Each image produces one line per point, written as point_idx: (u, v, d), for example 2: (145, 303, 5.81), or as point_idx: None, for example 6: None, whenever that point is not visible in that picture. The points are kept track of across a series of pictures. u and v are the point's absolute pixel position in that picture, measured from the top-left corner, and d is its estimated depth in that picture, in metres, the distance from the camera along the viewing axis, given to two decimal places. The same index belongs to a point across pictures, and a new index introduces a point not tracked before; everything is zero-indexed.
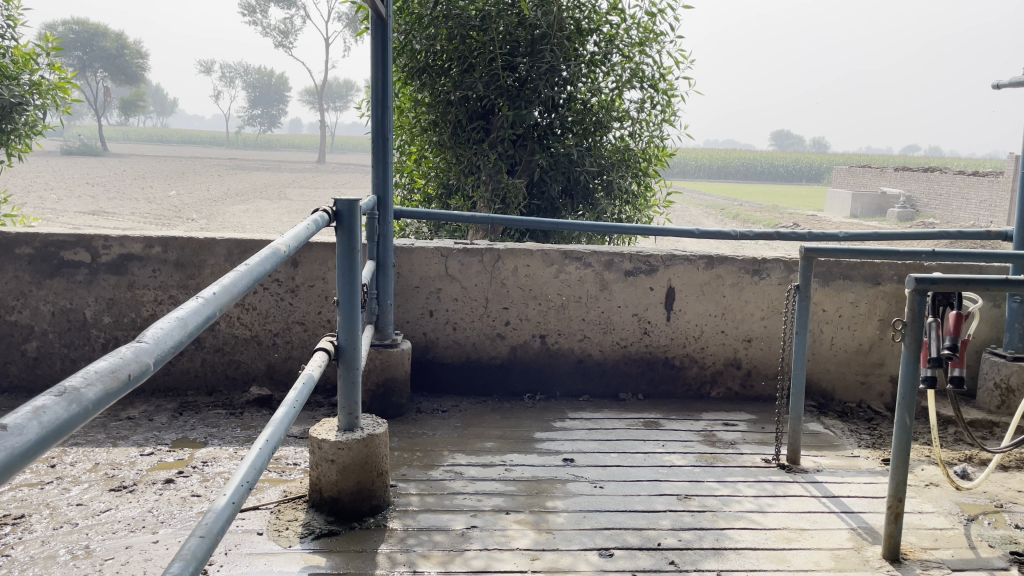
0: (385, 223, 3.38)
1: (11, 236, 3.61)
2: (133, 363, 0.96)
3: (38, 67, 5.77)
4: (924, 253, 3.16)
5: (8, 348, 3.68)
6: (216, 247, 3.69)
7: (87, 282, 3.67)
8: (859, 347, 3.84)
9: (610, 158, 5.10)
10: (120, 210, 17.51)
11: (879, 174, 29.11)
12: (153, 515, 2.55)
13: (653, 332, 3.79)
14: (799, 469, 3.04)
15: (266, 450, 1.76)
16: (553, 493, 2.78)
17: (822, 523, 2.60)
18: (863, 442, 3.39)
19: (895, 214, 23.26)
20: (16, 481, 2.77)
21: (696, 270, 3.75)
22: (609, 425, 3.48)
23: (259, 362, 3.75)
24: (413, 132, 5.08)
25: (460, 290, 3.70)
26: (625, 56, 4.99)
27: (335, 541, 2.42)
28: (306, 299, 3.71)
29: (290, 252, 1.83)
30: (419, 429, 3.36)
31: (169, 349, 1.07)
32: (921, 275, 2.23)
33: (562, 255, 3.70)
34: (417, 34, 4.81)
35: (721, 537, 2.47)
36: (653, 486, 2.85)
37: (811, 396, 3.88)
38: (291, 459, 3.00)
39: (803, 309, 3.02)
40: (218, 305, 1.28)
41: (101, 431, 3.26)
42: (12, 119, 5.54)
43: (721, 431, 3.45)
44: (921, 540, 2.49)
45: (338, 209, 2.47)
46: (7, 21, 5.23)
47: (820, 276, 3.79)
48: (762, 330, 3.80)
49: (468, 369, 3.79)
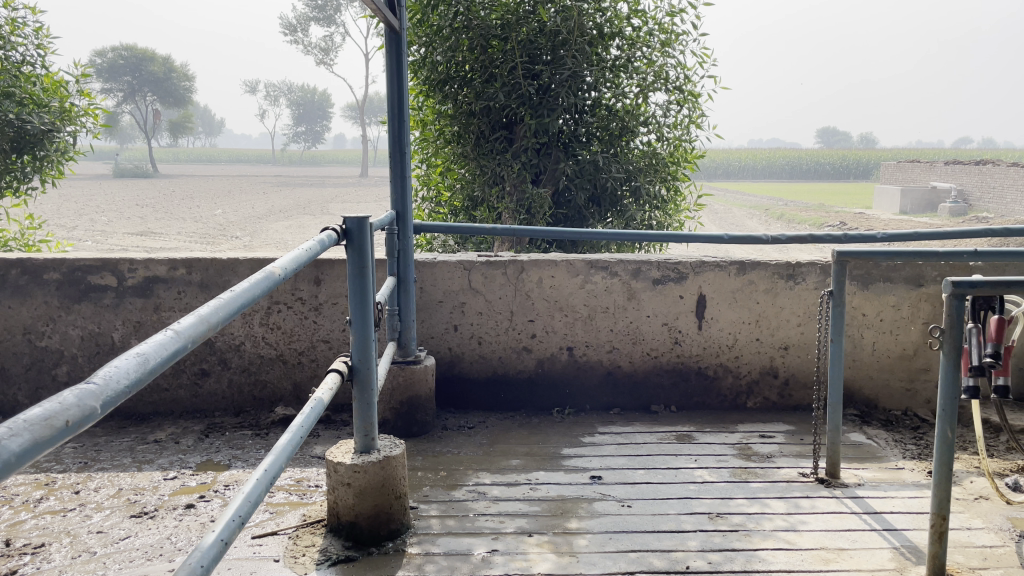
0: (405, 239, 3.32)
1: (38, 262, 3.63)
2: (73, 409, 0.91)
3: (68, 94, 5.89)
4: (967, 253, 2.99)
5: (39, 373, 3.71)
6: (239, 267, 3.68)
7: (113, 306, 3.69)
8: (902, 352, 3.67)
9: (637, 163, 5.00)
10: (166, 229, 17.96)
11: (929, 169, 28.35)
12: (171, 542, 2.52)
13: (684, 341, 3.68)
14: (839, 483, 2.90)
15: (264, 481, 1.68)
16: (578, 513, 2.70)
17: (863, 542, 2.46)
18: (908, 453, 3.22)
19: (947, 210, 22.59)
20: (40, 509, 2.77)
21: (727, 276, 3.62)
22: (639, 439, 3.37)
23: (286, 382, 3.73)
24: (437, 145, 5.04)
25: (484, 304, 3.64)
26: (649, 60, 4.89)
27: (353, 567, 2.36)
28: (330, 316, 3.67)
29: (286, 274, 1.77)
30: (444, 447, 3.30)
31: (122, 390, 1.01)
32: (959, 278, 2.08)
33: (587, 265, 3.61)
34: (437, 46, 4.78)
35: (753, 559, 2.36)
36: (682, 505, 2.75)
37: (853, 404, 3.72)
38: (313, 482, 2.96)
39: (837, 317, 2.88)
40: (190, 338, 1.24)
41: (127, 455, 3.26)
42: (45, 146, 5.66)
43: (757, 444, 3.32)
44: (969, 559, 2.33)
45: (347, 226, 2.41)
46: (37, 48, 5.35)
47: (859, 279, 3.62)
48: (799, 337, 3.66)
49: (495, 383, 3.72)
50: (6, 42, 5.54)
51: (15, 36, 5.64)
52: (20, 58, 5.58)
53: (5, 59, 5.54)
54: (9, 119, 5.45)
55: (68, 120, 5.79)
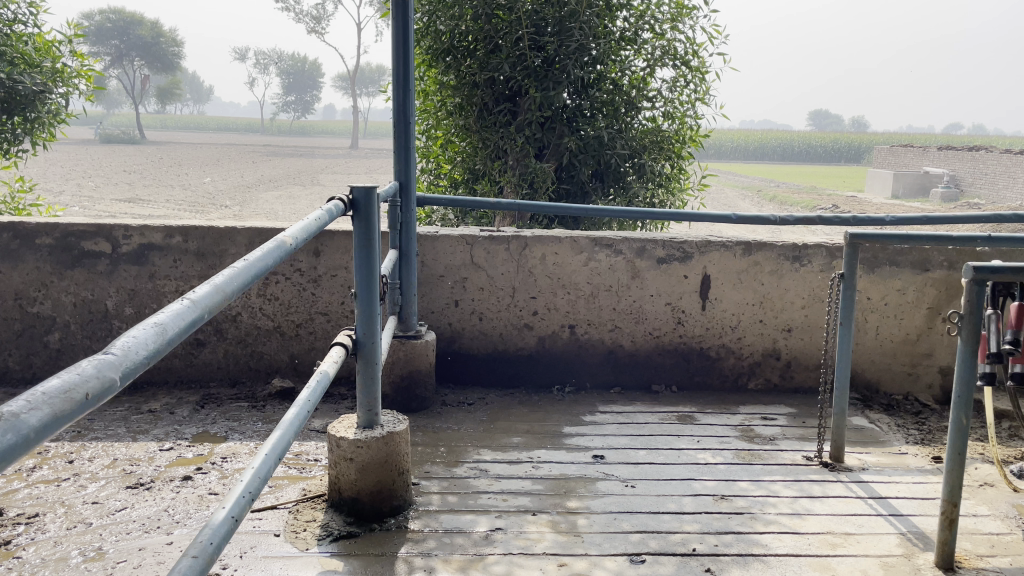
0: (408, 211, 3.26)
1: (31, 227, 3.55)
2: (93, 380, 0.86)
3: (61, 54, 5.78)
4: (979, 239, 2.95)
5: (31, 340, 3.64)
6: (237, 236, 3.60)
7: (107, 273, 3.61)
8: (906, 337, 3.65)
9: (641, 140, 4.95)
10: (155, 197, 17.80)
11: (921, 154, 28.37)
12: (169, 514, 2.48)
13: (687, 322, 3.64)
14: (842, 467, 2.88)
15: (273, 456, 1.63)
16: (581, 492, 2.67)
17: (869, 527, 2.45)
18: (911, 438, 3.21)
19: (939, 195, 22.62)
20: (34, 478, 2.71)
21: (733, 256, 3.58)
22: (641, 419, 3.34)
23: (282, 354, 3.67)
24: (438, 116, 4.98)
25: (486, 279, 3.58)
26: (656, 33, 4.81)
27: (355, 543, 2.32)
28: (328, 289, 3.61)
29: (297, 244, 1.71)
30: (444, 423, 3.26)
31: (141, 362, 0.96)
32: (979, 264, 2.04)
33: (591, 242, 3.56)
34: (441, 14, 4.71)
35: (760, 543, 2.34)
36: (686, 487, 2.73)
37: (854, 388, 3.71)
38: (312, 456, 2.92)
39: (848, 300, 2.85)
40: (207, 307, 1.18)
41: (122, 425, 3.20)
42: (37, 108, 5.55)
43: (759, 426, 3.30)
44: (977, 546, 2.32)
45: (354, 196, 2.34)
46: (29, 7, 5.23)
47: (866, 262, 3.59)
48: (803, 319, 3.63)
49: (496, 360, 3.67)
50: None
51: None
52: (12, 17, 5.45)
53: None
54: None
55: (61, 81, 5.68)
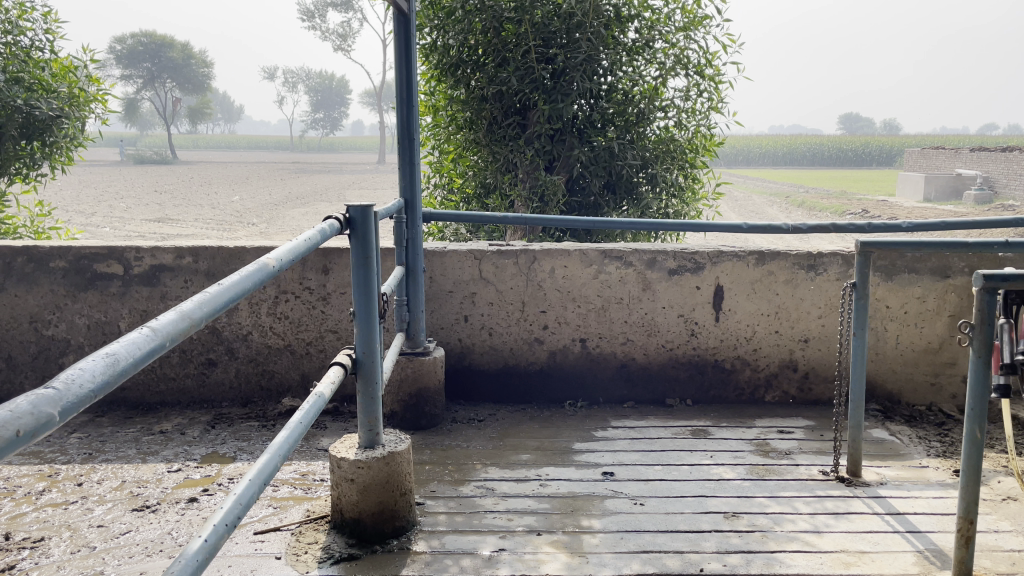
0: (414, 228, 3.23)
1: (44, 250, 3.59)
2: (27, 417, 0.83)
3: (77, 79, 5.86)
4: (998, 245, 2.85)
5: (46, 362, 3.67)
6: (246, 255, 3.61)
7: (120, 294, 3.64)
8: (927, 346, 3.55)
9: (654, 150, 4.90)
10: (183, 215, 18.05)
11: (953, 156, 27.89)
12: (172, 537, 2.47)
13: (700, 334, 3.58)
14: (860, 482, 2.80)
15: (258, 481, 1.60)
16: (589, 511, 2.62)
17: (885, 545, 2.37)
18: (933, 450, 3.11)
19: (973, 197, 22.18)
20: (42, 501, 2.73)
21: (746, 266, 3.52)
22: (653, 434, 3.29)
23: (293, 372, 3.67)
24: (448, 131, 4.98)
25: (495, 294, 3.55)
26: (668, 43, 4.77)
27: (356, 565, 2.29)
28: (338, 306, 3.60)
29: (281, 266, 1.69)
30: (453, 441, 3.23)
31: (86, 394, 0.94)
32: (990, 271, 1.96)
33: (601, 255, 3.51)
34: (449, 29, 4.73)
35: (771, 562, 2.27)
36: (698, 504, 2.67)
37: (875, 399, 3.61)
38: (318, 476, 2.91)
39: (861, 310, 2.77)
40: (169, 335, 1.16)
41: (132, 446, 3.21)
42: (54, 133, 5.62)
43: (775, 439, 3.23)
44: (997, 564, 2.23)
45: (350, 215, 2.31)
46: (45, 32, 5.33)
47: (883, 270, 3.50)
48: (820, 329, 3.55)
49: (507, 375, 3.64)
50: (15, 27, 5.52)
51: (24, 21, 5.63)
52: (29, 44, 5.55)
53: (14, 44, 5.53)
54: (17, 104, 5.42)
55: (77, 106, 5.76)
